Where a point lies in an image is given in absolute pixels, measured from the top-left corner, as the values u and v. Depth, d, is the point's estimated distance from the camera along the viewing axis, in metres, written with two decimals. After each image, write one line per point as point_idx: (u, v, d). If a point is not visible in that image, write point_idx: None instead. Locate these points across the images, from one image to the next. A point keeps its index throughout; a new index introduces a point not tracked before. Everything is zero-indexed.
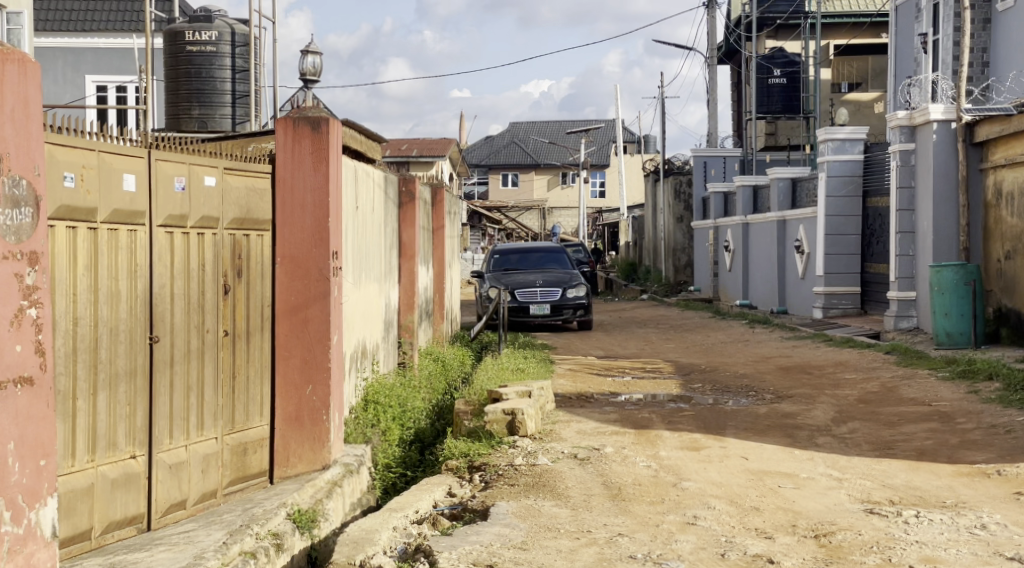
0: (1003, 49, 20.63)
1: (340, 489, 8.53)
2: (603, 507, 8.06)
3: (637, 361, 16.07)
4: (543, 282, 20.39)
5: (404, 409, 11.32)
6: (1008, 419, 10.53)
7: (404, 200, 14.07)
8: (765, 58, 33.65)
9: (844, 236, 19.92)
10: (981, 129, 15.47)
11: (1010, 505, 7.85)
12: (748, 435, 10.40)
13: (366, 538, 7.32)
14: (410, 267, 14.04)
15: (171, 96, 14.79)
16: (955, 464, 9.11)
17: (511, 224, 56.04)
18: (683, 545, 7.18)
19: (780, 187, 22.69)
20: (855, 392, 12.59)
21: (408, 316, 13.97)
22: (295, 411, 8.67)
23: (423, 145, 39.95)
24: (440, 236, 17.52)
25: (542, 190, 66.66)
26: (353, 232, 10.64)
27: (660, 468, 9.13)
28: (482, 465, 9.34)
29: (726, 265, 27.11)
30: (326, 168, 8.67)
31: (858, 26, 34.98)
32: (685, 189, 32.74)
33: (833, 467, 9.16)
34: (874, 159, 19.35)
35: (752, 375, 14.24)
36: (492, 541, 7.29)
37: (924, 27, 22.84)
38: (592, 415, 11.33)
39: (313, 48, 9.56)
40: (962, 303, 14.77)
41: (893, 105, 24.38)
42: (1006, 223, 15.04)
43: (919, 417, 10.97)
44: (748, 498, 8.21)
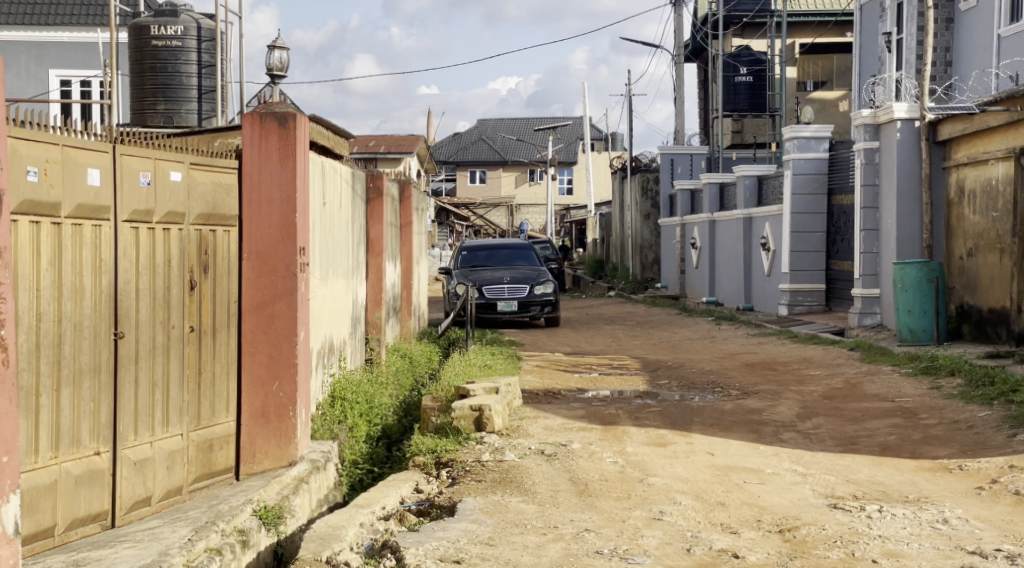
0: (966, 49, 20.81)
1: (306, 485, 8.51)
2: (570, 503, 8.09)
3: (604, 357, 16.12)
4: (510, 279, 20.44)
5: (372, 404, 11.32)
6: (970, 415, 10.64)
7: (371, 196, 14.01)
8: (730, 57, 33.41)
9: (808, 233, 20.05)
10: (944, 128, 15.61)
11: (972, 499, 7.93)
12: (714, 431, 10.45)
13: (333, 534, 7.37)
14: (378, 263, 14.02)
15: (137, 91, 14.62)
16: (917, 459, 9.20)
17: (478, 220, 56.16)
18: (649, 540, 7.21)
19: (746, 185, 22.79)
20: (819, 388, 12.70)
21: (376, 312, 13.94)
22: (261, 406, 8.65)
23: (390, 142, 39.86)
24: (407, 232, 17.53)
25: (510, 187, 66.76)
26: (320, 227, 10.63)
27: (627, 464, 9.16)
28: (450, 461, 9.36)
29: (693, 261, 27.23)
30: (294, 164, 8.66)
31: (825, 25, 35.25)
32: (652, 186, 32.88)
33: (797, 462, 9.23)
34: (839, 157, 19.52)
35: (719, 372, 14.30)
36: (459, 537, 7.31)
37: (888, 26, 22.97)
38: (560, 411, 11.37)
39: (279, 44, 9.53)
40: (925, 300, 14.91)
41: (858, 103, 24.53)
42: (969, 220, 15.20)
43: (882, 413, 11.07)
44: (713, 494, 8.27)
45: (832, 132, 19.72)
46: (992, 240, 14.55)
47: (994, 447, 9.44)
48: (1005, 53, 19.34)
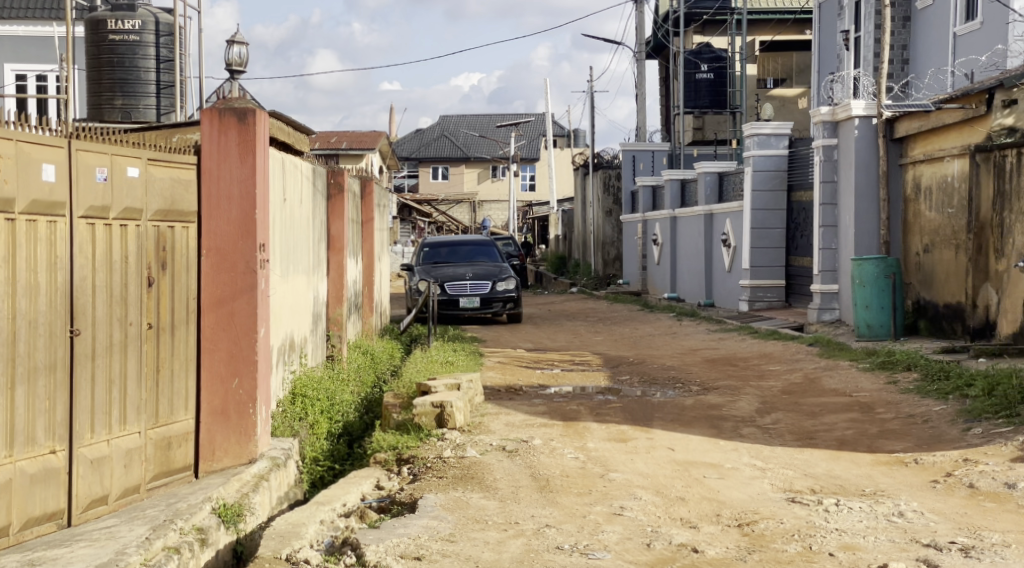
0: (923, 47, 21.02)
1: (266, 482, 8.49)
2: (531, 499, 8.11)
3: (566, 353, 16.16)
4: (472, 275, 20.45)
5: (333, 401, 11.31)
6: (926, 409, 10.76)
7: (332, 192, 13.99)
8: (692, 54, 33.54)
9: (768, 230, 20.17)
10: (901, 125, 15.75)
11: (927, 493, 8.03)
12: (674, 426, 10.51)
13: (293, 531, 7.38)
14: (339, 259, 13.98)
15: (94, 86, 14.51)
16: (874, 453, 9.29)
17: (440, 217, 56.19)
18: (609, 535, 7.25)
19: (707, 182, 22.92)
20: (778, 383, 12.80)
21: (337, 309, 13.91)
22: (220, 404, 8.62)
23: (352, 138, 39.78)
24: (369, 229, 17.51)
25: (473, 183, 66.84)
26: (280, 224, 10.61)
27: (588, 460, 9.20)
28: (411, 457, 9.37)
29: (654, 258, 27.35)
30: (253, 161, 8.64)
31: (783, 22, 35.52)
32: (614, 182, 33.02)
33: (756, 457, 9.30)
34: (798, 154, 19.67)
35: (679, 367, 14.38)
36: (420, 533, 7.32)
37: (846, 24, 23.14)
38: (521, 407, 11.40)
39: (238, 39, 9.48)
40: (882, 296, 15.04)
41: (816, 100, 24.73)
42: (925, 217, 15.35)
43: (840, 408, 11.18)
44: (673, 489, 8.32)
45: (791, 129, 19.86)
46: (948, 236, 14.70)
47: (949, 440, 9.55)
48: (961, 51, 19.54)
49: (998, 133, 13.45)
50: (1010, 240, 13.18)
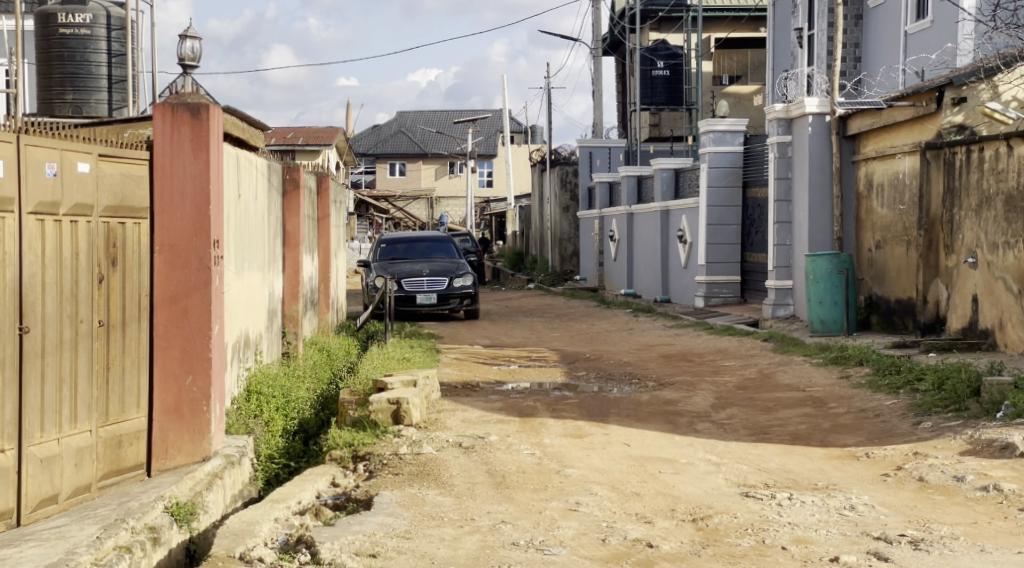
0: (875, 45, 21.20)
1: (220, 480, 8.44)
2: (486, 495, 8.12)
3: (523, 350, 16.17)
4: (430, 271, 20.41)
5: (288, 398, 11.27)
6: (878, 403, 10.87)
7: (287, 188, 13.92)
8: (648, 51, 33.83)
9: (724, 226, 20.27)
10: (854, 122, 15.90)
11: (878, 486, 8.11)
12: (630, 422, 10.54)
13: (247, 529, 7.35)
14: (294, 255, 13.89)
15: (43, 80, 14.21)
16: (827, 447, 9.38)
17: (398, 212, 56.19)
18: (564, 531, 7.27)
19: (663, 178, 23.03)
20: (733, 378, 12.89)
21: (293, 306, 13.83)
22: (173, 402, 8.57)
23: (309, 133, 39.61)
24: (325, 225, 17.44)
25: (430, 179, 66.83)
26: (234, 220, 10.54)
27: (544, 456, 9.21)
28: (367, 454, 9.35)
29: (611, 254, 27.42)
30: (207, 156, 8.59)
31: (738, 19, 35.82)
32: (571, 179, 33.10)
33: (711, 452, 9.35)
34: (753, 150, 19.80)
35: (636, 363, 14.43)
36: (375, 530, 7.30)
37: (800, 22, 23.28)
38: (478, 404, 11.39)
39: (191, 33, 9.41)
40: (835, 291, 15.16)
41: (770, 97, 24.88)
42: (877, 213, 15.48)
43: (793, 402, 11.27)
44: (629, 484, 8.35)
45: (746, 126, 19.98)
46: (899, 232, 14.84)
47: (900, 434, 9.64)
48: (912, 49, 19.73)
49: (948, 131, 13.71)
50: (959, 237, 13.36)
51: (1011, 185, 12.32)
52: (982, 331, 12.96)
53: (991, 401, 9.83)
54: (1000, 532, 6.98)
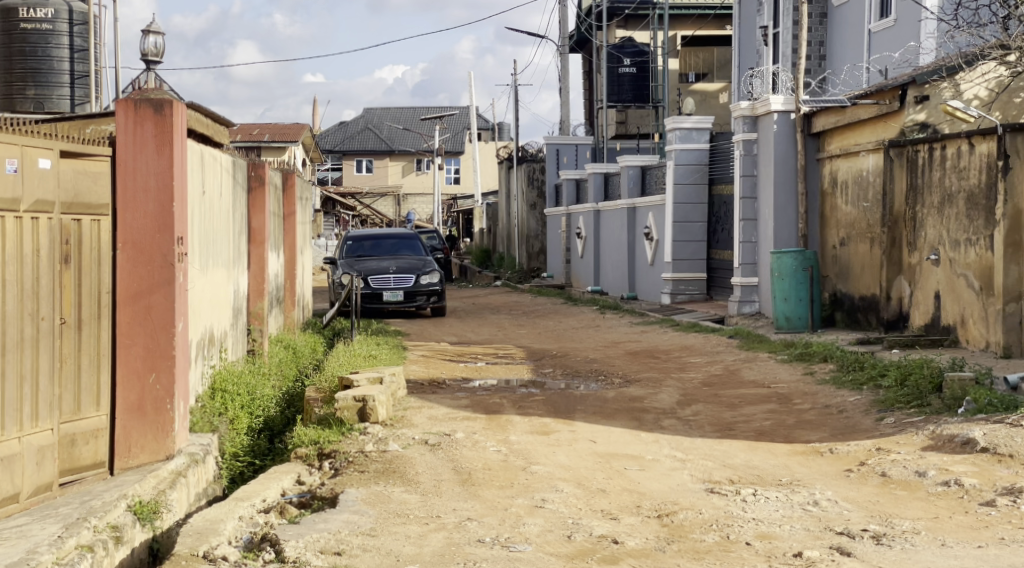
0: (840, 43, 21.32)
1: (184, 479, 8.38)
2: (452, 492, 8.11)
3: (489, 347, 16.18)
4: (396, 269, 20.35)
5: (254, 396, 11.22)
6: (841, 399, 10.94)
7: (252, 185, 13.86)
8: (615, 48, 33.75)
9: (690, 223, 20.34)
10: (818, 120, 15.99)
11: (842, 481, 8.16)
12: (596, 419, 10.56)
13: (211, 528, 7.30)
14: (260, 253, 13.82)
15: (4, 74, 13.88)
16: (791, 444, 9.43)
17: (364, 210, 56.06)
18: (530, 528, 7.27)
19: (630, 175, 23.10)
20: (699, 374, 12.94)
21: (258, 303, 13.76)
22: (136, 400, 8.50)
23: (275, 130, 39.42)
24: (291, 222, 17.38)
25: (397, 176, 66.71)
26: (199, 217, 10.48)
27: (510, 453, 9.22)
28: (332, 452, 9.32)
29: (577, 251, 27.46)
30: (170, 153, 8.54)
31: (705, 17, 35.91)
32: (538, 176, 33.15)
33: (677, 449, 9.38)
34: (720, 148, 19.88)
35: (602, 360, 14.46)
36: (340, 528, 7.29)
37: (765, 20, 23.38)
38: (444, 401, 11.39)
39: (154, 28, 9.34)
40: (800, 288, 15.25)
41: (736, 95, 24.98)
42: (841, 211, 15.58)
43: (758, 399, 11.33)
44: (595, 481, 8.37)
45: (712, 123, 20.06)
46: (863, 230, 14.93)
47: (863, 430, 9.71)
48: (875, 48, 19.86)
49: (911, 129, 13.81)
50: (922, 234, 13.45)
51: (972, 183, 12.41)
52: (944, 328, 13.08)
53: (953, 396, 9.92)
54: (961, 527, 7.04)
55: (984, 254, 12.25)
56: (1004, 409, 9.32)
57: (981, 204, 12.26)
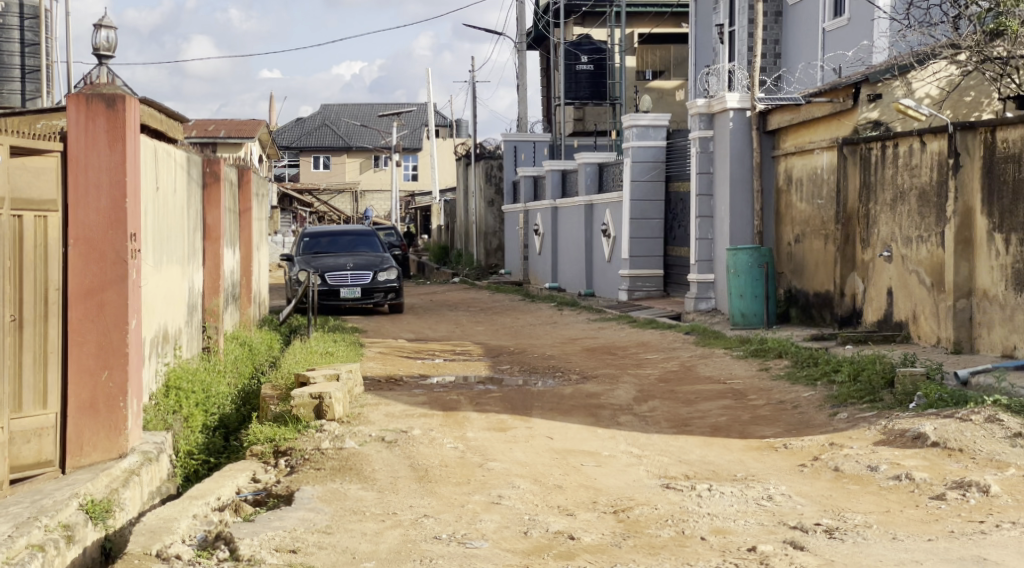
0: (795, 41, 21.48)
1: (137, 477, 8.29)
2: (409, 489, 8.10)
3: (447, 343, 16.16)
4: (353, 266, 20.30)
5: (208, 393, 11.16)
6: (795, 395, 11.02)
7: (207, 181, 13.77)
8: (572, 45, 33.78)
9: (647, 220, 20.41)
10: (773, 118, 16.09)
11: (795, 476, 8.22)
12: (552, 415, 10.58)
13: (164, 527, 7.24)
14: (215, 249, 13.73)
15: None
16: (745, 439, 9.48)
17: (321, 206, 55.88)
18: (486, 524, 7.27)
19: (587, 172, 23.18)
20: (655, 371, 12.99)
21: (213, 300, 13.67)
22: (88, 397, 8.42)
23: (231, 126, 39.13)
24: (247, 218, 17.28)
25: (354, 173, 66.54)
26: (152, 213, 10.39)
27: (467, 449, 9.21)
28: (288, 449, 9.28)
29: (535, 248, 27.50)
30: (123, 148, 8.47)
31: (661, 15, 36.07)
32: (496, 172, 33.17)
33: (633, 445, 9.41)
34: (676, 145, 19.98)
35: (559, 356, 14.49)
36: (296, 526, 7.25)
37: (721, 18, 23.52)
38: (401, 397, 11.37)
39: (106, 23, 9.24)
40: (755, 284, 15.33)
41: (692, 92, 25.09)
42: (796, 208, 15.68)
43: (714, 394, 11.39)
44: (552, 477, 8.38)
45: (669, 120, 20.15)
46: (817, 226, 15.05)
47: (817, 425, 9.79)
48: (829, 46, 20.01)
49: (864, 127, 13.97)
50: (875, 231, 13.56)
51: (924, 180, 12.53)
52: (896, 324, 13.20)
53: (904, 392, 10.03)
54: (912, 521, 7.11)
55: (935, 251, 12.37)
56: (954, 404, 9.42)
57: (933, 202, 12.38)
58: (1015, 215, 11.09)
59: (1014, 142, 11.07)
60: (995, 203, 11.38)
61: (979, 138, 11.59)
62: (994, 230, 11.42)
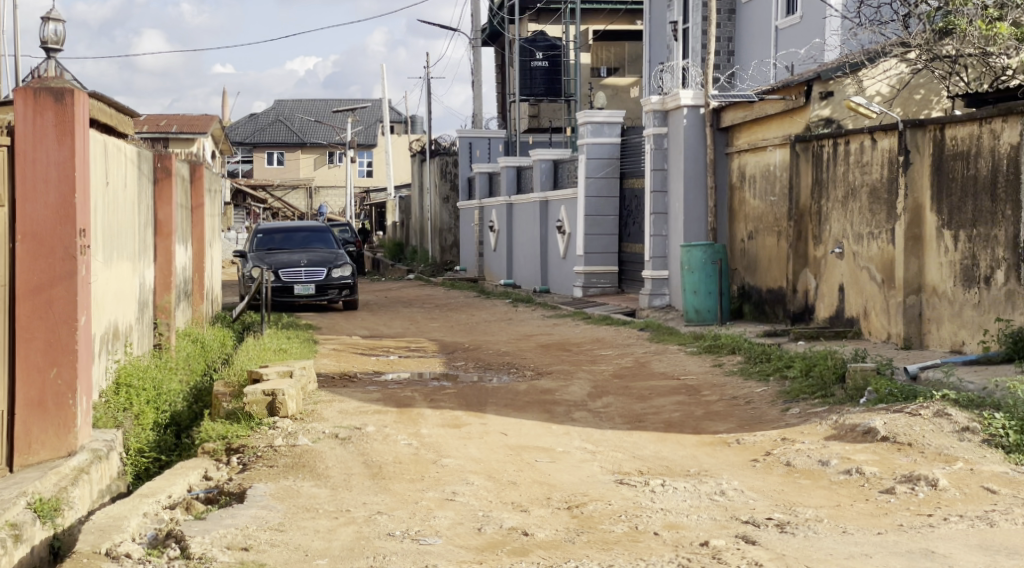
0: (748, 39, 21.58)
1: (86, 475, 8.18)
2: (362, 486, 8.06)
3: (401, 340, 16.11)
4: (307, 262, 20.19)
5: (159, 391, 11.06)
6: (748, 391, 11.08)
7: (158, 176, 13.64)
8: (527, 42, 33.70)
9: (602, 217, 20.45)
10: (727, 115, 16.18)
11: (747, 471, 8.27)
12: (507, 411, 10.57)
13: (114, 525, 7.16)
14: (166, 245, 13.59)
15: None
16: (699, 435, 9.52)
17: (275, 202, 55.55)
18: (440, 521, 7.25)
19: (542, 168, 23.18)
20: (609, 367, 13.02)
21: (165, 297, 13.53)
22: (36, 395, 8.32)
23: (183, 121, 38.80)
24: (199, 214, 17.15)
25: (309, 169, 66.28)
26: (102, 209, 10.27)
27: (422, 446, 9.18)
28: (240, 446, 9.21)
29: (490, 244, 27.49)
30: (72, 142, 8.35)
31: (616, 12, 36.20)
32: (451, 169, 33.15)
33: (587, 441, 9.42)
34: (631, 142, 20.04)
35: (514, 353, 14.47)
36: (247, 523, 7.20)
37: (675, 15, 23.59)
38: (355, 394, 11.31)
39: (53, 15, 9.11)
40: (709, 281, 15.39)
41: (646, 89, 25.15)
42: (749, 204, 15.78)
43: (668, 390, 11.43)
44: (506, 473, 8.37)
45: (623, 117, 20.20)
46: (770, 223, 15.14)
47: (769, 420, 9.85)
48: (782, 44, 20.14)
49: (816, 124, 14.07)
50: (827, 228, 13.66)
51: (874, 177, 12.64)
52: (847, 320, 13.31)
53: (855, 387, 10.10)
54: (862, 514, 7.18)
55: (886, 248, 12.48)
56: (903, 399, 9.50)
57: (883, 199, 12.49)
58: (964, 212, 11.21)
59: (962, 140, 11.18)
60: (944, 200, 11.51)
61: (929, 136, 11.72)
62: (943, 227, 11.55)
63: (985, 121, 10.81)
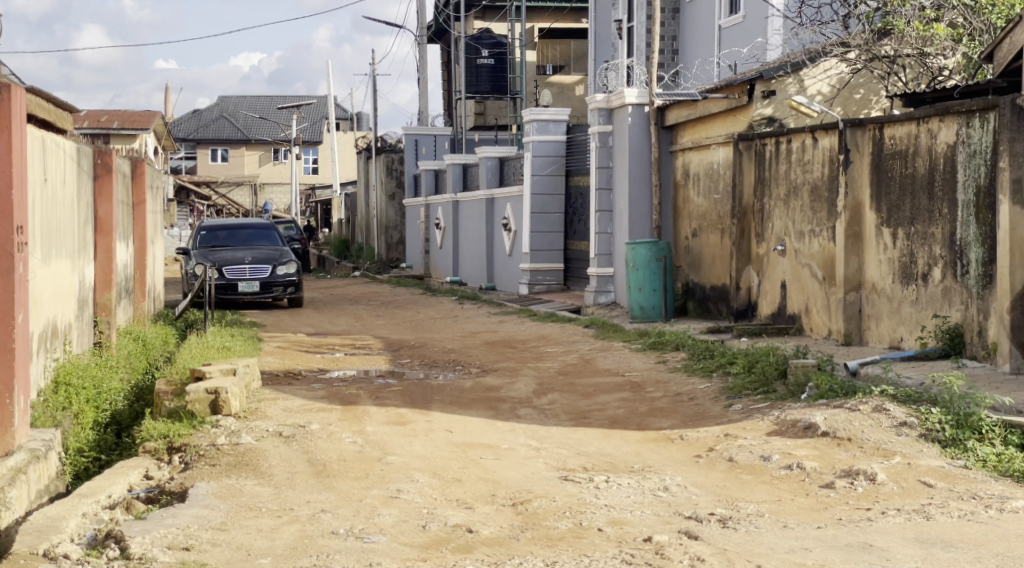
0: (691, 37, 21.72)
1: (24, 475, 8.02)
2: (306, 484, 8.01)
3: (347, 337, 16.03)
4: (252, 260, 20.03)
5: (99, 389, 10.92)
6: (692, 387, 11.15)
7: (99, 172, 13.48)
8: (473, 39, 34.30)
9: (547, 214, 20.48)
10: (671, 114, 16.29)
11: (690, 467, 8.31)
12: (452, 409, 10.56)
13: (52, 526, 7.07)
14: (107, 242, 13.41)
15: None
16: (643, 431, 9.57)
17: (220, 199, 55.01)
18: (384, 519, 7.23)
19: (488, 166, 23.24)
20: (554, 364, 13.04)
21: (105, 294, 13.36)
22: None
23: (125, 117, 38.36)
24: (140, 211, 16.98)
25: (254, 165, 65.85)
26: (40, 204, 10.13)
27: (366, 444, 9.15)
28: (183, 445, 9.13)
29: (436, 242, 27.43)
30: (9, 138, 8.22)
31: (561, 10, 36.28)
32: (396, 166, 33.15)
33: (532, 437, 9.44)
34: (576, 140, 20.06)
35: (459, 350, 14.47)
36: (189, 523, 7.13)
37: (619, 13, 23.68)
38: (299, 392, 11.25)
39: None
40: (653, 278, 15.46)
41: (592, 87, 25.20)
42: (693, 202, 15.89)
43: (612, 387, 11.46)
44: (451, 470, 8.36)
45: (568, 116, 20.23)
46: (714, 220, 15.24)
47: (712, 416, 9.91)
48: (725, 43, 20.30)
49: (758, 122, 14.15)
50: (769, 226, 13.78)
51: (816, 176, 12.76)
52: (789, 316, 13.44)
53: (796, 383, 10.22)
54: (802, 509, 7.25)
55: (827, 245, 12.61)
56: (844, 394, 9.58)
57: (824, 197, 12.62)
58: (901, 210, 11.36)
59: (900, 139, 11.33)
60: (883, 198, 11.65)
61: (868, 136, 11.84)
62: (881, 224, 11.70)
63: (923, 120, 10.95)
